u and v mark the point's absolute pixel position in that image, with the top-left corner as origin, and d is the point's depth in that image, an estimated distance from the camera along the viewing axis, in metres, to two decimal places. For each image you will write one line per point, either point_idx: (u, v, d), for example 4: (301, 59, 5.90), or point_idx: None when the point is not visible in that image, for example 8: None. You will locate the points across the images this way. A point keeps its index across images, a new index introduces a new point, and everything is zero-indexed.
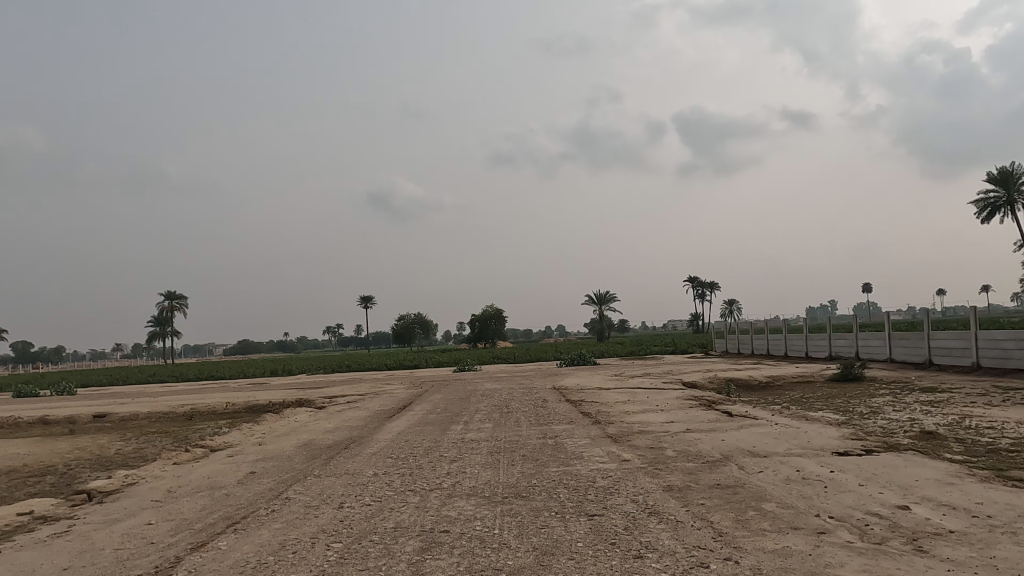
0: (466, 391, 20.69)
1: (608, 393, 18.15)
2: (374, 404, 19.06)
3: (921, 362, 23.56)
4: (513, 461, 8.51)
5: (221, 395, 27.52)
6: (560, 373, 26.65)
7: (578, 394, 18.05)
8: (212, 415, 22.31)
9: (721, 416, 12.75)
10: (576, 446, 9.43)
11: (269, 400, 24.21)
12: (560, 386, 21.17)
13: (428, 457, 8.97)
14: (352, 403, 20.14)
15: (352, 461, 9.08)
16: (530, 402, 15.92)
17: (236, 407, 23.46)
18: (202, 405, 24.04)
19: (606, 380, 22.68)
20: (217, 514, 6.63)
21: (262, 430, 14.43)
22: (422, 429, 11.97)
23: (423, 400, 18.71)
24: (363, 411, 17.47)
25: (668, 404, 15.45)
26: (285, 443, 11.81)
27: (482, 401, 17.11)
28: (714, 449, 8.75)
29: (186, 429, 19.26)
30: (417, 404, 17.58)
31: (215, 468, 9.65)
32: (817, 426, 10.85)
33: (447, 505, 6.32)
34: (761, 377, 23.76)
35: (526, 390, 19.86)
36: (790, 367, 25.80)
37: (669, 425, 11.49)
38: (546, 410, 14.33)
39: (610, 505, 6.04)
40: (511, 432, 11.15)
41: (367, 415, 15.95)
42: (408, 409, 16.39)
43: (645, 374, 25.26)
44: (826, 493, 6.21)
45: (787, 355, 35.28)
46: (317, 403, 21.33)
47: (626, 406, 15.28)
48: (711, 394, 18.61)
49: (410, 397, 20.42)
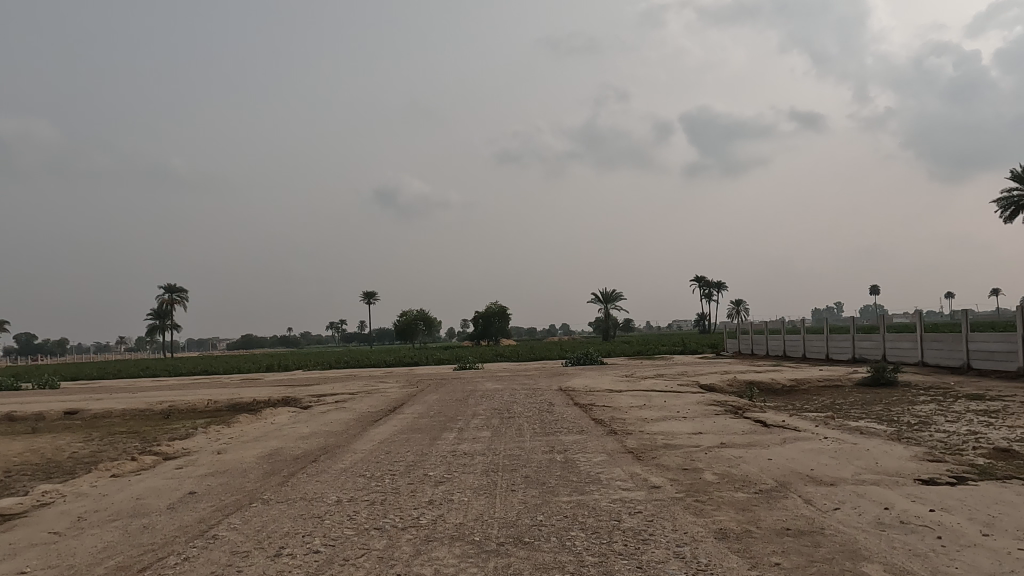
0: (465, 391, 18.97)
1: (621, 396, 16.39)
2: (363, 404, 17.40)
3: (958, 366, 21.71)
4: (514, 485, 6.78)
5: (204, 391, 25.87)
6: (566, 373, 24.86)
7: (588, 396, 16.30)
8: (190, 414, 20.66)
9: (756, 426, 10.98)
10: (591, 465, 7.70)
11: (254, 398, 22.54)
12: (568, 387, 19.43)
13: (409, 478, 7.25)
14: (341, 402, 18.48)
15: (314, 480, 7.38)
16: (535, 406, 14.17)
17: (218, 406, 21.82)
18: (181, 402, 22.36)
19: (617, 382, 20.92)
20: (113, 560, 4.94)
21: (231, 434, 12.76)
22: (408, 438, 10.25)
23: (417, 401, 17.00)
24: (348, 412, 15.75)
25: (689, 409, 13.70)
26: (250, 451, 10.14)
27: (481, 403, 15.38)
28: (765, 475, 7.00)
29: (158, 429, 17.59)
30: (409, 405, 15.90)
31: (151, 484, 7.97)
32: (877, 443, 9.08)
33: (421, 557, 4.61)
34: (785, 380, 21.95)
35: (530, 391, 18.11)
36: (814, 370, 23.96)
37: (697, 437, 9.73)
38: (552, 416, 12.61)
39: (648, 563, 4.32)
40: (512, 444, 9.42)
41: (350, 418, 14.25)
42: (397, 411, 14.69)
43: (658, 375, 23.48)
44: (945, 549, 4.49)
45: (805, 357, 33.35)
46: (304, 402, 19.66)
47: (642, 411, 13.55)
48: (735, 399, 16.84)
49: (403, 397, 18.73)
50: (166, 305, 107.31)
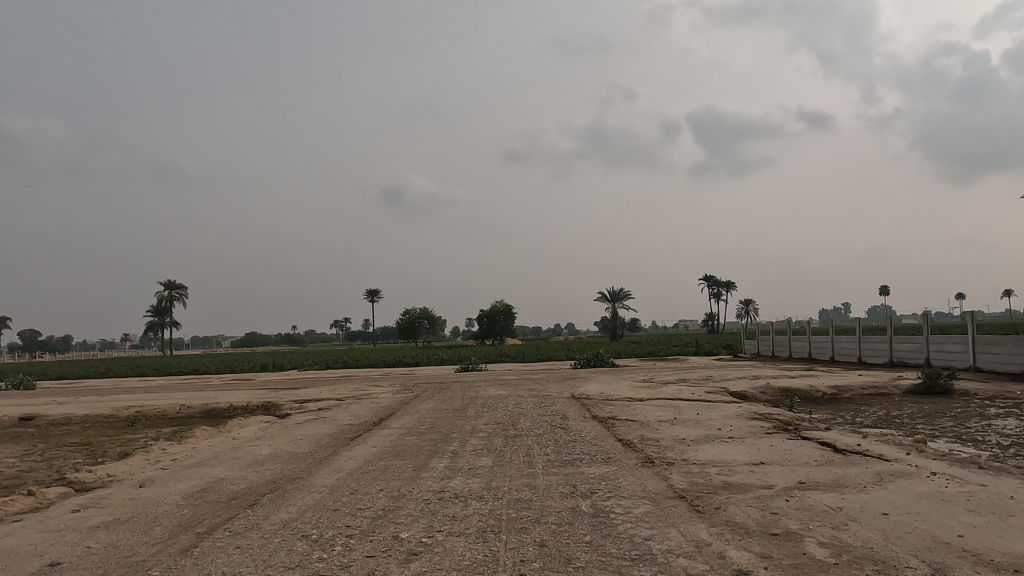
0: (465, 398, 16.67)
1: (645, 407, 14.04)
2: (347, 414, 15.12)
3: (1019, 373, 19.27)
4: (525, 563, 4.48)
5: (182, 394, 23.65)
6: (578, 377, 22.49)
7: (606, 407, 14.01)
8: (157, 422, 18.45)
9: (828, 453, 8.63)
10: (633, 523, 5.38)
11: (231, 403, 20.31)
12: (583, 394, 17.10)
13: (370, 546, 4.95)
14: (324, 411, 16.24)
15: (235, 547, 5.09)
16: (546, 421, 11.82)
17: (191, 412, 19.56)
18: (150, 407, 20.15)
19: (637, 388, 18.54)
20: None
21: (176, 454, 10.47)
22: (386, 469, 7.98)
23: (408, 410, 14.68)
24: (325, 424, 13.45)
25: (732, 426, 11.35)
26: (179, 484, 7.82)
27: (481, 415, 13.04)
28: (900, 548, 4.67)
29: (113, 441, 15.38)
30: (398, 416, 13.56)
31: (15, 542, 5.70)
32: (1012, 483, 6.72)
33: None
34: (824, 387, 19.56)
35: (538, 400, 15.82)
36: (853, 375, 21.54)
37: (763, 471, 7.40)
38: (568, 434, 10.30)
39: None
40: (519, 479, 7.12)
41: (325, 432, 11.96)
42: (383, 425, 12.38)
43: (681, 380, 21.11)
44: None
45: (834, 361, 30.83)
46: (284, 410, 17.43)
47: (675, 427, 11.22)
48: (777, 411, 14.47)
49: (395, 404, 16.44)
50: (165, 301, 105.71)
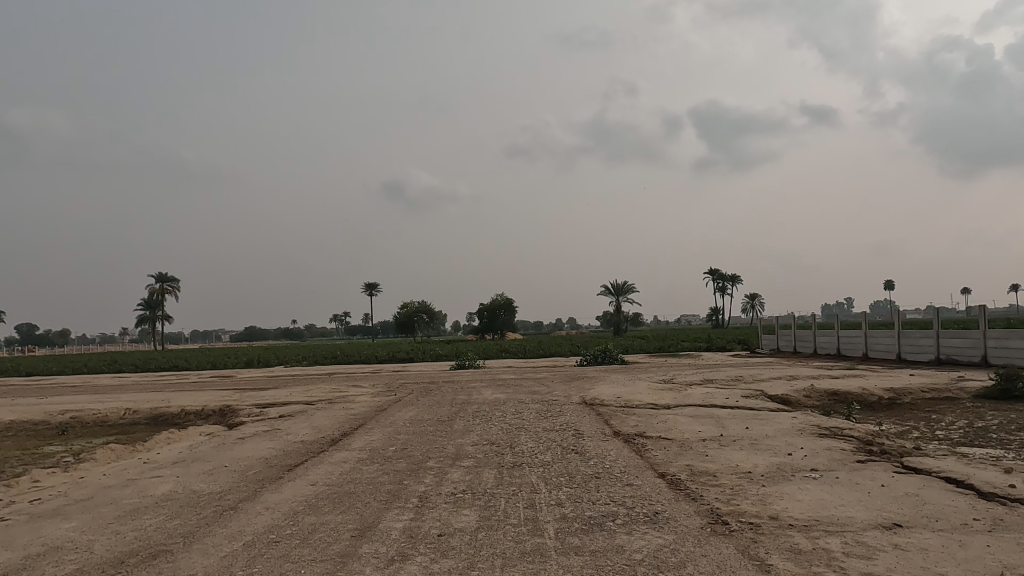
0: (455, 405, 13.77)
1: (678, 419, 11.15)
2: (306, 425, 12.25)
3: None
4: None
5: (136, 395, 20.76)
6: (588, 378, 19.57)
7: (630, 419, 11.13)
8: (89, 431, 15.57)
9: (983, 505, 5.73)
10: None
11: (184, 406, 17.43)
12: (596, 400, 14.24)
13: None
14: (282, 420, 13.35)
15: None
16: (554, 442, 8.94)
17: (136, 420, 16.70)
18: (90, 413, 17.27)
19: (659, 392, 15.68)
20: None
21: (46, 489, 7.61)
22: (310, 537, 5.09)
23: (381, 422, 11.80)
24: (273, 440, 10.59)
25: (803, 449, 8.47)
26: None
27: (471, 431, 10.18)
28: None
29: (19, 457, 12.50)
30: (366, 431, 10.69)
31: None
32: None
33: None
34: (877, 389, 16.65)
35: (542, 407, 12.95)
36: (906, 376, 18.62)
37: (918, 549, 4.51)
38: (586, 464, 7.43)
39: None
40: (514, 569, 4.22)
41: (264, 454, 9.10)
42: (341, 444, 9.51)
43: (708, 381, 18.19)
44: None
45: (868, 358, 27.84)
46: (240, 419, 14.59)
47: (729, 452, 8.34)
48: (842, 425, 11.57)
49: (369, 413, 13.57)
50: (158, 294, 102.90)
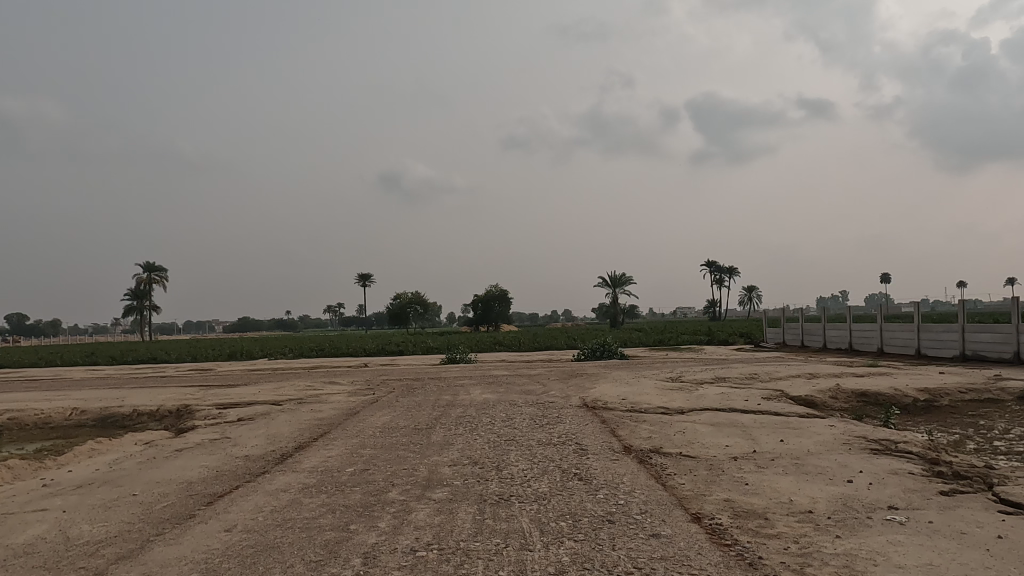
0: (436, 409, 11.98)
1: (697, 429, 9.43)
2: (262, 433, 10.45)
3: None
4: None
5: (91, 391, 18.87)
6: (587, 375, 17.85)
7: (640, 428, 9.40)
8: (24, 435, 13.73)
9: None
10: None
11: (137, 407, 15.57)
12: (599, 403, 12.48)
13: None
14: (238, 426, 11.55)
15: None
16: (552, 461, 7.20)
17: (81, 422, 14.84)
18: (32, 413, 15.41)
19: (669, 393, 13.94)
20: None
21: None
22: None
23: (348, 430, 10.02)
24: (213, 452, 8.79)
25: (865, 475, 6.74)
26: None
27: (452, 444, 8.43)
28: None
29: None
30: (327, 443, 8.91)
31: None
32: None
33: None
34: (910, 390, 14.97)
35: (538, 412, 11.21)
36: (936, 375, 16.93)
37: None
38: (595, 500, 5.67)
39: None
40: None
41: (191, 475, 7.29)
42: (289, 462, 7.71)
43: (720, 379, 16.46)
44: None
45: (884, 354, 26.15)
46: (193, 423, 12.77)
47: (772, 479, 6.60)
48: (889, 434, 9.87)
49: (337, 417, 11.79)
50: (145, 283, 100.69)
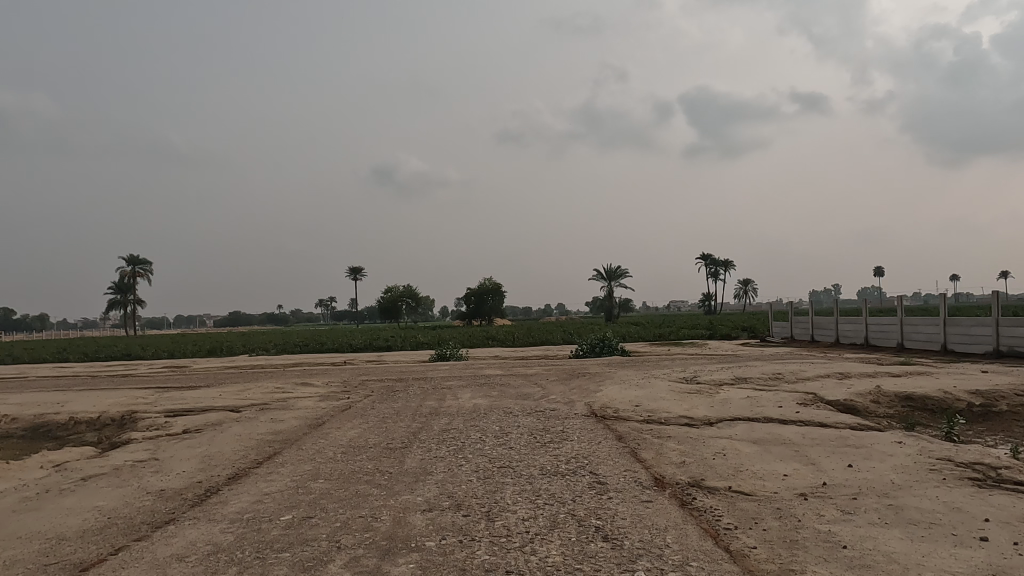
0: (415, 421, 10.00)
1: (738, 449, 7.53)
2: (199, 453, 8.49)
3: None
4: None
5: (36, 394, 16.83)
6: (590, 375, 15.94)
7: (667, 449, 7.47)
8: None
9: None
10: None
11: (76, 413, 13.56)
12: (610, 412, 10.56)
13: None
14: (176, 443, 9.55)
15: None
16: (563, 507, 5.26)
17: (9, 433, 12.82)
18: None
19: (687, 398, 12.03)
20: None
21: None
22: None
23: (303, 450, 8.06)
24: (122, 484, 6.82)
25: (1000, 528, 4.82)
26: None
27: (427, 475, 6.48)
28: None
29: None
30: (270, 471, 6.97)
31: None
32: None
33: None
34: (960, 392, 13.10)
35: (537, 425, 9.27)
36: (983, 375, 15.08)
37: None
38: None
39: None
40: None
41: (70, 526, 5.33)
42: (210, 505, 5.77)
43: (741, 380, 14.57)
44: None
45: (905, 350, 24.35)
46: (130, 436, 10.80)
47: (875, 535, 4.68)
48: (972, 451, 7.98)
49: (297, 430, 9.83)
50: (130, 277, 98.22)
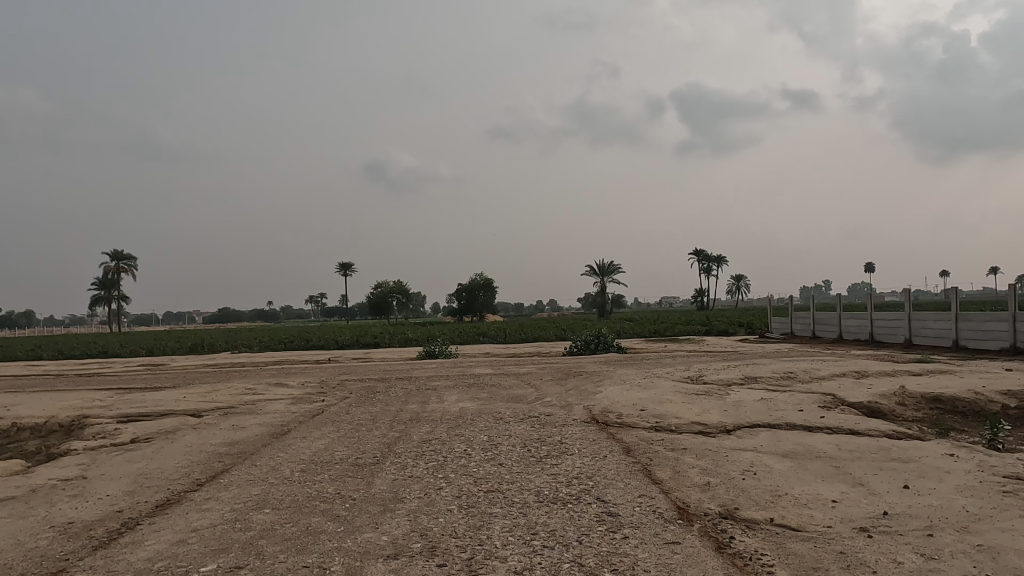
0: (393, 429, 8.79)
1: (769, 466, 6.35)
2: (135, 469, 7.25)
3: None
4: None
5: None
6: (587, 374, 14.76)
7: (687, 467, 6.28)
8: None
9: None
10: None
11: (21, 417, 12.27)
12: (613, 417, 9.37)
13: None
14: (116, 455, 8.32)
15: None
16: (566, 554, 4.06)
17: None
18: None
19: (697, 401, 10.87)
20: None
21: None
22: None
23: (255, 467, 6.84)
24: (26, 513, 5.59)
25: None
26: None
27: (398, 504, 5.26)
28: None
29: None
30: (207, 496, 5.75)
31: None
32: None
33: None
34: (992, 392, 12.01)
35: (531, 434, 8.08)
36: (1010, 373, 14.00)
37: None
38: None
39: None
40: None
41: None
42: (118, 548, 4.55)
43: (751, 380, 13.43)
44: None
45: (913, 346, 23.33)
46: (70, 446, 9.54)
47: None
48: None
49: (256, 440, 8.59)
50: (115, 274, 96.37)
